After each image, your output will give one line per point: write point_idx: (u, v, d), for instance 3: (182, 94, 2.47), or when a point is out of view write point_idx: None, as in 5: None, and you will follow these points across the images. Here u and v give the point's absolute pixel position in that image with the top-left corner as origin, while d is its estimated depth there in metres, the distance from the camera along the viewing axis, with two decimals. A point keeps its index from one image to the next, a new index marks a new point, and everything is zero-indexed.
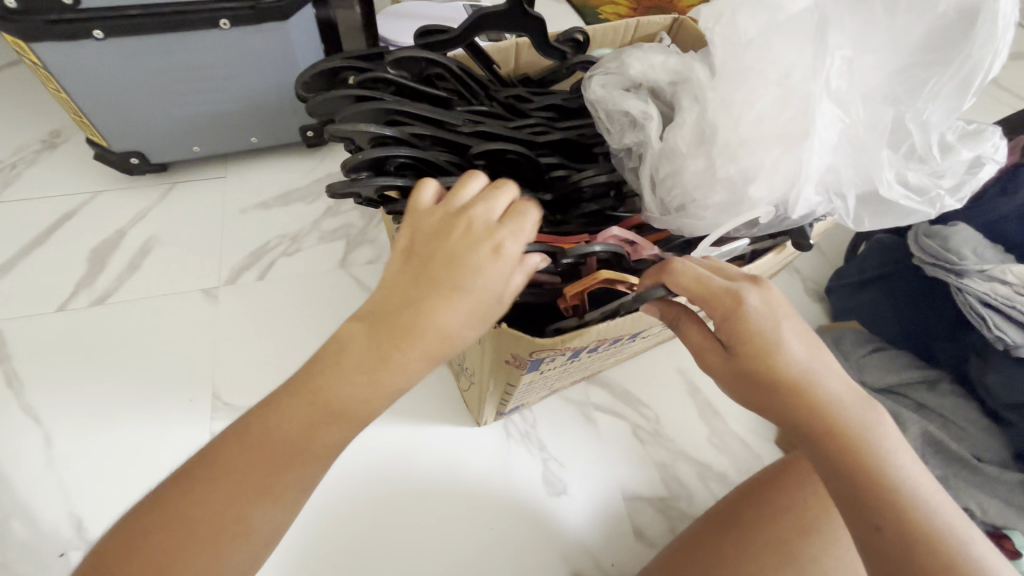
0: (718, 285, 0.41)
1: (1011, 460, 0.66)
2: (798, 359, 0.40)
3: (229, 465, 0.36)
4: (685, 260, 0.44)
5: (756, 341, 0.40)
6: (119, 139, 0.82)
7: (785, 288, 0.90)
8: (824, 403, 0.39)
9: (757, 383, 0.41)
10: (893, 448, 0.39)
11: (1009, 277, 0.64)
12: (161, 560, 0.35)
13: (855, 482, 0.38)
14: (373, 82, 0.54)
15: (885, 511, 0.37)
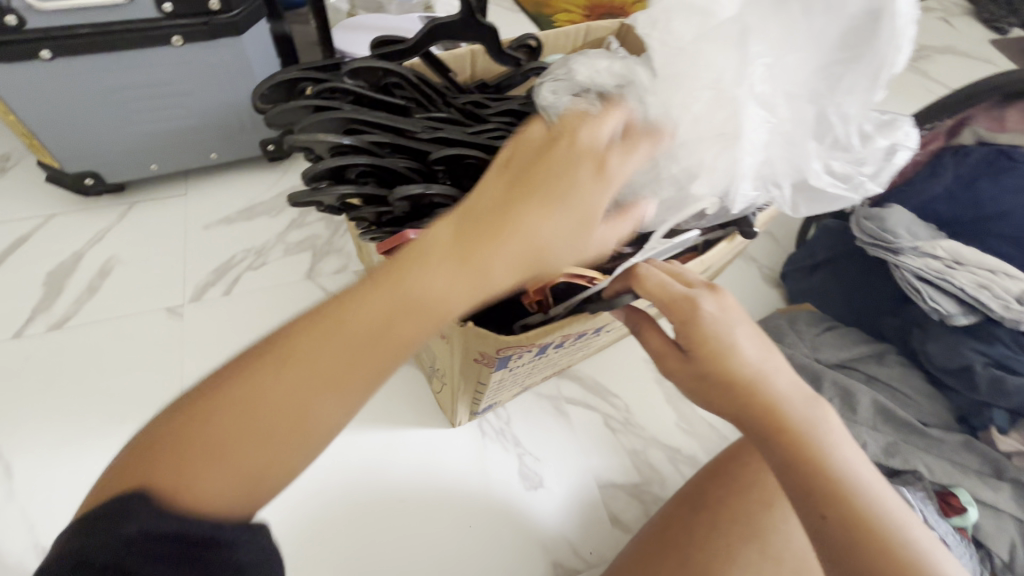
0: (678, 293, 0.44)
1: (954, 423, 0.71)
2: (749, 360, 0.42)
3: (308, 347, 0.34)
4: (650, 265, 0.47)
5: (709, 343, 0.42)
6: (73, 160, 0.81)
7: (743, 276, 0.94)
8: (775, 401, 0.41)
9: (713, 384, 0.42)
10: (837, 442, 0.40)
11: (940, 252, 0.69)
12: (222, 439, 0.32)
13: (806, 475, 0.39)
14: (331, 92, 0.55)
15: (833, 504, 0.38)
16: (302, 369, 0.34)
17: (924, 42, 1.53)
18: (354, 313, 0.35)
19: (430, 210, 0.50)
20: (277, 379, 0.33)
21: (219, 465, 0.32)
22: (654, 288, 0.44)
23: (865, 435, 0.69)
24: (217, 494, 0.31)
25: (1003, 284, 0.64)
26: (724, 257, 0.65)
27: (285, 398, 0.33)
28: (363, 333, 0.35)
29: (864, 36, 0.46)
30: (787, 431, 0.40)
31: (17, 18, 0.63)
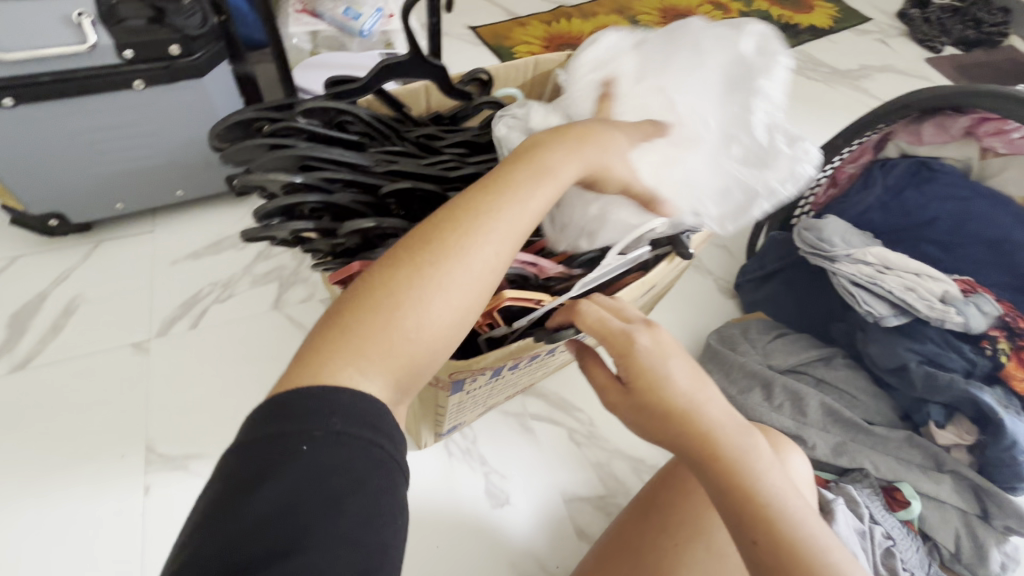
0: (616, 329, 0.46)
1: (899, 420, 0.74)
2: (682, 391, 0.44)
3: (474, 210, 0.40)
4: (591, 301, 0.49)
5: (644, 376, 0.44)
6: (38, 201, 0.82)
7: (700, 289, 0.98)
8: (706, 431, 0.43)
9: (650, 415, 0.44)
10: (765, 468, 0.42)
11: (871, 258, 0.73)
12: (428, 288, 0.36)
13: (737, 503, 0.41)
14: (287, 131, 0.57)
15: (761, 529, 0.40)
16: (476, 242, 0.38)
17: (864, 61, 1.63)
18: (508, 199, 0.40)
19: (384, 240, 0.52)
20: (453, 261, 0.37)
21: (411, 333, 0.35)
22: (592, 325, 0.47)
23: (815, 436, 0.72)
24: (409, 362, 0.36)
25: (928, 287, 0.69)
26: (670, 275, 0.68)
27: (466, 271, 0.37)
28: (521, 215, 0.40)
29: (748, 71, 0.57)
30: (719, 460, 0.42)
31: None
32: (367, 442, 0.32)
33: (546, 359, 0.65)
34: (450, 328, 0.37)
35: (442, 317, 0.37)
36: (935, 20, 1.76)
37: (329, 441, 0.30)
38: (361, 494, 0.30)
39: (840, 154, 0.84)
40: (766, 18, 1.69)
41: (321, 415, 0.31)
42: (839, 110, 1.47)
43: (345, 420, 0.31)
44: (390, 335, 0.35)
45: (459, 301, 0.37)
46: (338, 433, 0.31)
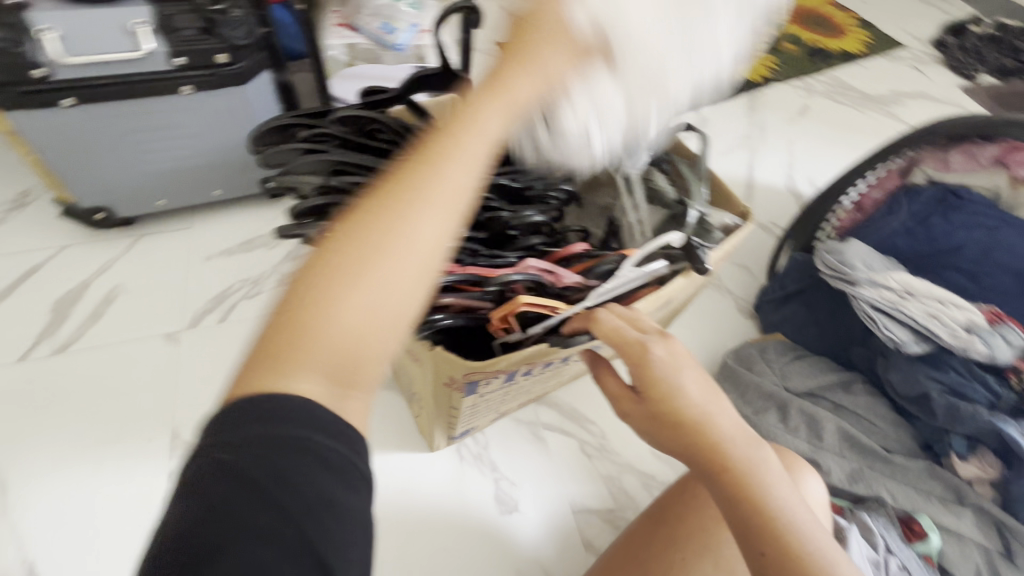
0: (632, 339, 0.47)
1: (920, 450, 0.73)
2: (694, 401, 0.44)
3: (404, 183, 0.32)
4: (607, 310, 0.50)
5: (658, 386, 0.45)
6: (88, 196, 0.87)
7: (718, 308, 0.97)
8: (719, 442, 0.43)
9: (664, 425, 0.45)
10: (774, 481, 0.42)
11: (893, 283, 0.72)
12: (344, 273, 0.31)
13: (746, 516, 0.41)
14: (321, 137, 0.60)
15: (771, 541, 0.40)
16: (411, 212, 0.32)
17: (896, 88, 1.62)
18: (432, 161, 0.33)
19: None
20: (383, 233, 0.31)
21: (348, 327, 0.30)
22: (607, 333, 0.48)
23: (830, 461, 0.71)
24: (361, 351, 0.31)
25: (952, 313, 0.68)
26: (686, 290, 0.68)
27: (402, 244, 0.31)
28: (460, 178, 0.33)
29: None
30: (730, 471, 0.42)
31: (46, 70, 0.70)
32: (315, 449, 0.29)
33: (559, 368, 0.66)
34: (407, 311, 0.32)
35: (393, 301, 0.31)
36: (973, 49, 1.74)
37: (283, 451, 0.28)
38: (326, 505, 0.28)
39: (864, 179, 0.83)
40: (796, 43, 1.69)
41: (269, 432, 0.29)
42: (868, 135, 1.46)
43: (304, 425, 0.29)
44: (320, 329, 0.30)
45: (401, 279, 0.31)
46: (298, 443, 0.29)
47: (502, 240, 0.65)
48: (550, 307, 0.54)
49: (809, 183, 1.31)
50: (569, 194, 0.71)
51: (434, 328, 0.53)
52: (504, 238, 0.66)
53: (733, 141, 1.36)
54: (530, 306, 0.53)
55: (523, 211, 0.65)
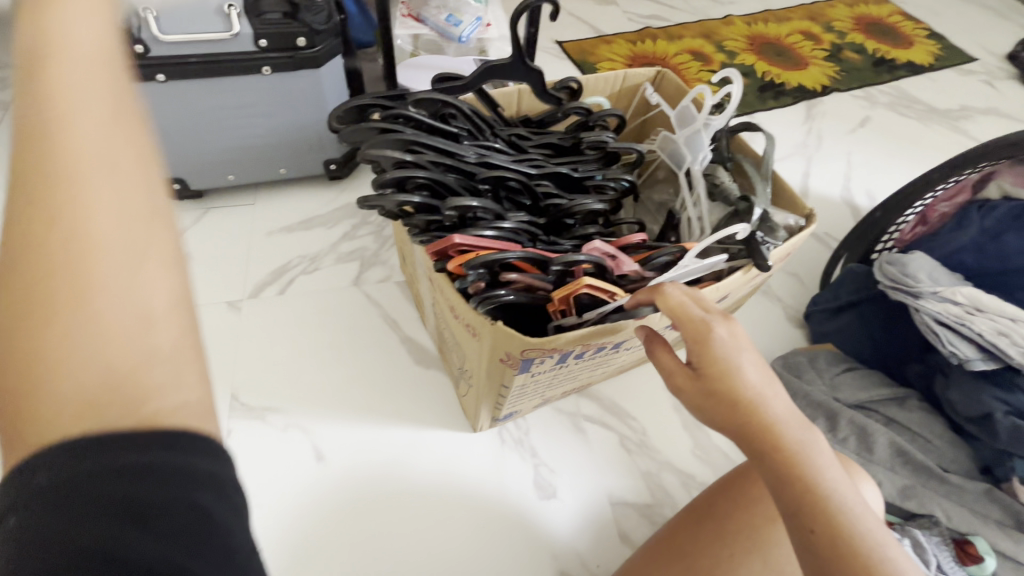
0: (695, 315, 0.48)
1: (978, 472, 0.70)
2: (751, 383, 0.45)
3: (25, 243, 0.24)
4: (674, 286, 0.51)
5: (716, 364, 0.46)
6: (167, 167, 0.93)
7: (767, 314, 0.96)
8: (771, 421, 0.44)
9: (718, 400, 0.46)
10: (827, 464, 0.42)
11: (960, 298, 0.70)
12: (70, 341, 0.24)
13: (794, 491, 0.41)
14: (396, 118, 0.63)
15: (818, 517, 0.40)
16: (84, 257, 0.24)
17: (966, 103, 1.55)
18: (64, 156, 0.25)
19: (474, 222, 0.57)
20: (51, 211, 0.25)
21: (62, 334, 0.24)
22: (673, 308, 0.49)
23: (881, 475, 0.70)
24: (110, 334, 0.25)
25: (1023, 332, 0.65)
26: (742, 288, 0.68)
27: (66, 227, 0.25)
28: (100, 173, 0.25)
29: None
30: (781, 450, 0.43)
31: (144, 47, 0.75)
32: (167, 469, 0.24)
33: (608, 356, 0.66)
34: (186, 289, 0.27)
35: (156, 285, 0.26)
36: None
37: (123, 481, 0.23)
38: (189, 531, 0.23)
39: (933, 191, 0.81)
40: (859, 52, 1.65)
41: (67, 484, 0.22)
42: (933, 150, 1.41)
43: (136, 450, 0.23)
44: (8, 360, 0.23)
45: (109, 250, 0.25)
46: (134, 470, 0.23)
47: (558, 226, 0.66)
48: (611, 290, 0.55)
49: (867, 195, 1.27)
50: (627, 185, 0.71)
51: (495, 303, 0.54)
52: (564, 226, 0.67)
53: (788, 149, 1.34)
54: (590, 288, 0.54)
55: (582, 199, 0.65)
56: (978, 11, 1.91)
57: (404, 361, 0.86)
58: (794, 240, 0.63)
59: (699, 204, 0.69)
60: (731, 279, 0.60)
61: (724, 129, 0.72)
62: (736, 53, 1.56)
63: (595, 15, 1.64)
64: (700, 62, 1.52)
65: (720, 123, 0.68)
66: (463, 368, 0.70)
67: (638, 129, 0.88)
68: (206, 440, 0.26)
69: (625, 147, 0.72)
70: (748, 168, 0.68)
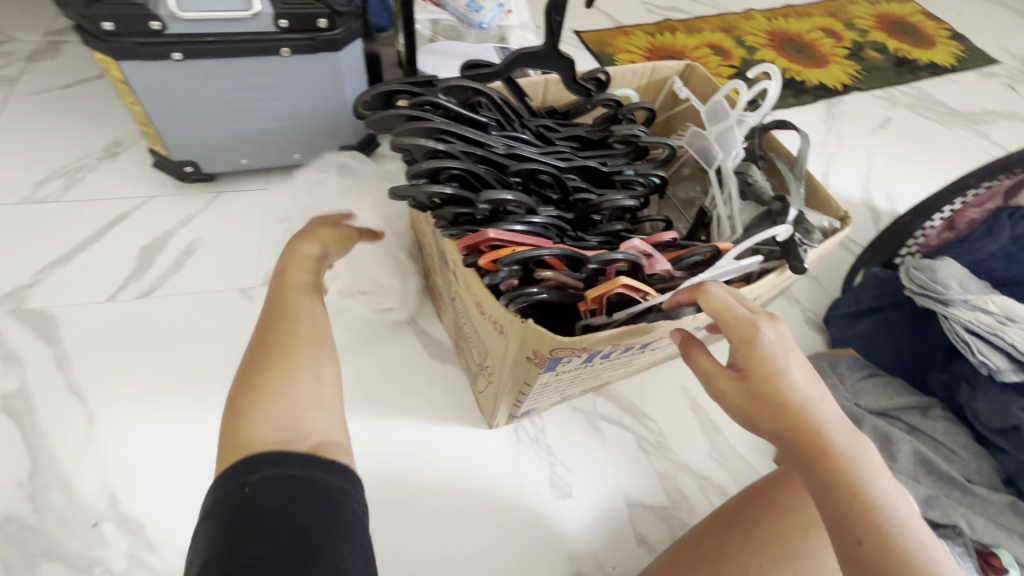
0: (740, 314, 0.46)
1: (1001, 483, 0.69)
2: (799, 387, 0.44)
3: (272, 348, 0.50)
4: (717, 284, 0.50)
5: (764, 365, 0.44)
6: (180, 149, 0.91)
7: (786, 316, 0.95)
8: (819, 426, 0.43)
9: (765, 404, 0.44)
10: (876, 473, 0.42)
11: (992, 306, 0.69)
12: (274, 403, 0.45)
13: (845, 500, 0.41)
14: (424, 105, 0.61)
15: (867, 528, 0.40)
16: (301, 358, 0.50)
17: (987, 105, 1.53)
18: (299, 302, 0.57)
19: (506, 216, 0.55)
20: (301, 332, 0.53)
21: (264, 405, 0.44)
22: (716, 306, 0.47)
23: (904, 483, 0.69)
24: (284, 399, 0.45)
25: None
26: (771, 289, 0.67)
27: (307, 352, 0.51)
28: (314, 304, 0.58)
29: None
30: (830, 458, 0.42)
31: (161, 23, 0.73)
32: (305, 475, 0.40)
33: (633, 355, 0.65)
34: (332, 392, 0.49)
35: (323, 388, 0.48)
36: None
37: (280, 484, 0.38)
38: (318, 519, 0.38)
39: (962, 197, 0.79)
40: (881, 51, 1.62)
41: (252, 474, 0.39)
42: (953, 153, 1.39)
43: (290, 464, 0.40)
44: (234, 428, 0.43)
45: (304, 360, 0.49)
46: (292, 474, 0.39)
47: (585, 222, 0.64)
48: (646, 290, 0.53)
49: (887, 197, 1.25)
50: (657, 181, 0.69)
51: (527, 301, 0.52)
52: (592, 221, 0.65)
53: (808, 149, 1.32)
54: (626, 288, 0.53)
55: (613, 194, 0.63)
56: (1000, 12, 1.88)
57: (417, 355, 0.85)
58: (828, 244, 0.61)
59: (730, 202, 0.68)
60: (763, 281, 0.59)
61: (758, 126, 0.70)
62: (756, 49, 1.53)
63: (613, 5, 1.61)
64: (720, 57, 1.49)
65: (754, 120, 0.66)
66: (483, 364, 0.69)
67: (665, 123, 0.86)
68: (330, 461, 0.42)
69: (656, 141, 0.69)
70: (781, 168, 0.67)
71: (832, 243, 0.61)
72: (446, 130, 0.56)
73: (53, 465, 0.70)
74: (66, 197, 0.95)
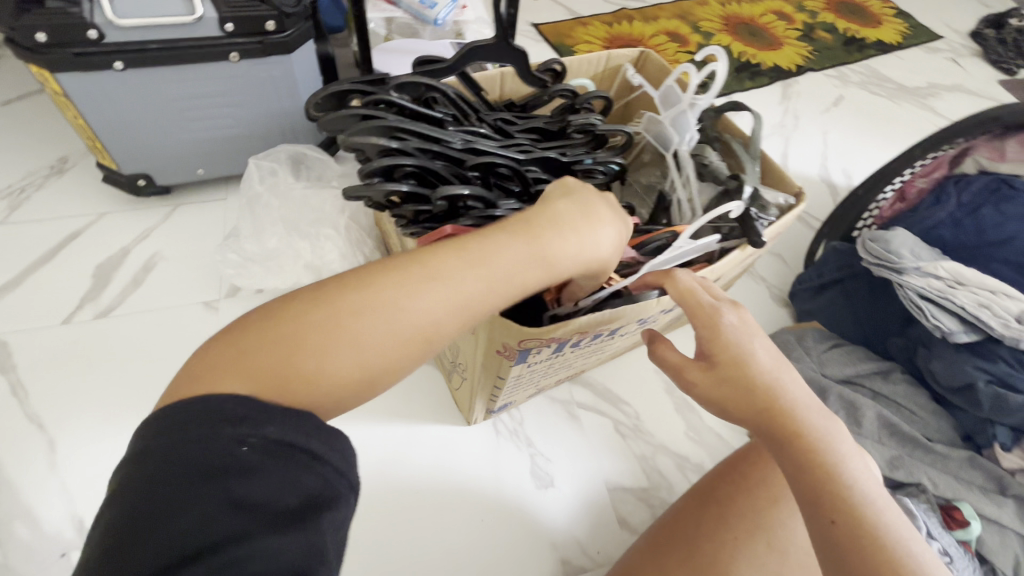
0: (703, 301, 0.47)
1: (960, 440, 0.72)
2: (765, 368, 0.45)
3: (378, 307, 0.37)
4: (684, 271, 0.50)
5: (729, 349, 0.45)
6: (130, 162, 0.88)
7: (753, 294, 0.97)
8: (788, 406, 0.43)
9: (734, 388, 0.44)
10: (845, 452, 0.42)
11: (942, 272, 0.72)
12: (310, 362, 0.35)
13: (815, 480, 0.40)
14: (377, 104, 0.60)
15: (838, 509, 0.39)
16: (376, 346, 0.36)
17: (932, 80, 1.59)
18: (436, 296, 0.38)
19: (467, 212, 0.55)
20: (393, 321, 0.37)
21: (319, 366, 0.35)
22: (681, 295, 0.48)
23: (870, 447, 0.71)
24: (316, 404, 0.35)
25: (1001, 302, 0.68)
26: (735, 270, 0.68)
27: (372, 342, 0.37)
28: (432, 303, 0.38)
29: None
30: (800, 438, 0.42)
31: (98, 32, 0.70)
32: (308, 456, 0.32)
33: (604, 343, 0.66)
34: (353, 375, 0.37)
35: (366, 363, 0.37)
36: (1010, 40, 1.69)
37: (267, 439, 0.31)
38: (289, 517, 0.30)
39: (911, 167, 0.82)
40: (831, 31, 1.66)
41: (226, 412, 0.31)
42: (904, 127, 1.43)
43: (287, 425, 0.32)
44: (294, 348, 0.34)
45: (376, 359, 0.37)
46: (277, 437, 0.31)
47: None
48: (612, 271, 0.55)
49: (844, 174, 1.29)
50: (617, 169, 0.69)
51: None
52: None
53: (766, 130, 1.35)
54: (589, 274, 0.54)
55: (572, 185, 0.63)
56: None
57: None
58: (785, 220, 0.63)
59: (689, 186, 0.69)
60: (726, 259, 0.60)
61: (710, 110, 0.72)
62: (712, 34, 1.56)
63: None
64: (677, 43, 1.51)
65: (706, 103, 0.66)
66: (456, 360, 0.68)
67: (624, 113, 0.87)
68: (332, 431, 0.34)
69: (613, 130, 0.70)
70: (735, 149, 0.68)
71: (789, 220, 0.63)
72: (399, 126, 0.55)
73: (14, 498, 0.68)
74: (11, 218, 0.91)
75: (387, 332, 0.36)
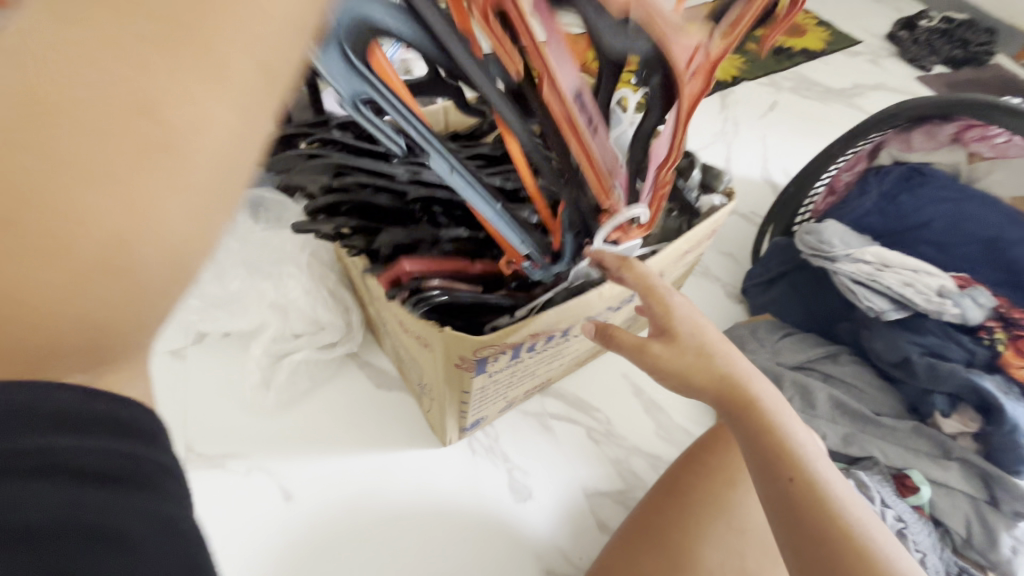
0: (659, 286, 0.56)
1: (907, 412, 0.77)
2: (711, 342, 0.53)
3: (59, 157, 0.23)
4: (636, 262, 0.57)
5: (680, 325, 0.54)
6: None
7: (709, 294, 1.01)
8: (735, 373, 0.52)
9: (690, 361, 0.53)
10: (780, 411, 0.51)
11: (869, 258, 0.76)
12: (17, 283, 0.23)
13: (760, 434, 0.49)
14: (322, 143, 0.63)
15: (784, 459, 0.47)
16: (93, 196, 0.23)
17: (857, 81, 1.71)
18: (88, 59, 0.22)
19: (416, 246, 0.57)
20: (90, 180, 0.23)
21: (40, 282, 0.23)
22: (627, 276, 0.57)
23: (825, 427, 0.74)
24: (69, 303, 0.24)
25: (922, 280, 0.73)
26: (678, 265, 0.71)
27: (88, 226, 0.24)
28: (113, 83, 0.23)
29: None
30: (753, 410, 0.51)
31: None
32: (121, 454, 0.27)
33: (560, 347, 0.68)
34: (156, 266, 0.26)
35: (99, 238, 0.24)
36: (923, 39, 1.83)
37: (107, 455, 0.26)
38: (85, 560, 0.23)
39: (835, 163, 0.87)
40: (760, 43, 1.78)
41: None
42: (835, 127, 1.54)
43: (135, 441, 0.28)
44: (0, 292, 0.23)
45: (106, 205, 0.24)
46: (123, 452, 0.27)
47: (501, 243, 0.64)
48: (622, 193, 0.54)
49: (784, 174, 1.37)
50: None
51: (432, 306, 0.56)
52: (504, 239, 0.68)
53: (708, 139, 1.42)
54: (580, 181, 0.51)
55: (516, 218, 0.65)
56: None
57: (364, 388, 0.85)
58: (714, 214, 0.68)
59: None
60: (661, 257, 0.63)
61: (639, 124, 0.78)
62: None
63: None
64: None
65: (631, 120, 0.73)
66: (422, 382, 0.70)
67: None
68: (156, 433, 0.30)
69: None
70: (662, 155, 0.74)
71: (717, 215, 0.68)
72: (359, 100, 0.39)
73: None
74: None
75: (131, 168, 0.23)
